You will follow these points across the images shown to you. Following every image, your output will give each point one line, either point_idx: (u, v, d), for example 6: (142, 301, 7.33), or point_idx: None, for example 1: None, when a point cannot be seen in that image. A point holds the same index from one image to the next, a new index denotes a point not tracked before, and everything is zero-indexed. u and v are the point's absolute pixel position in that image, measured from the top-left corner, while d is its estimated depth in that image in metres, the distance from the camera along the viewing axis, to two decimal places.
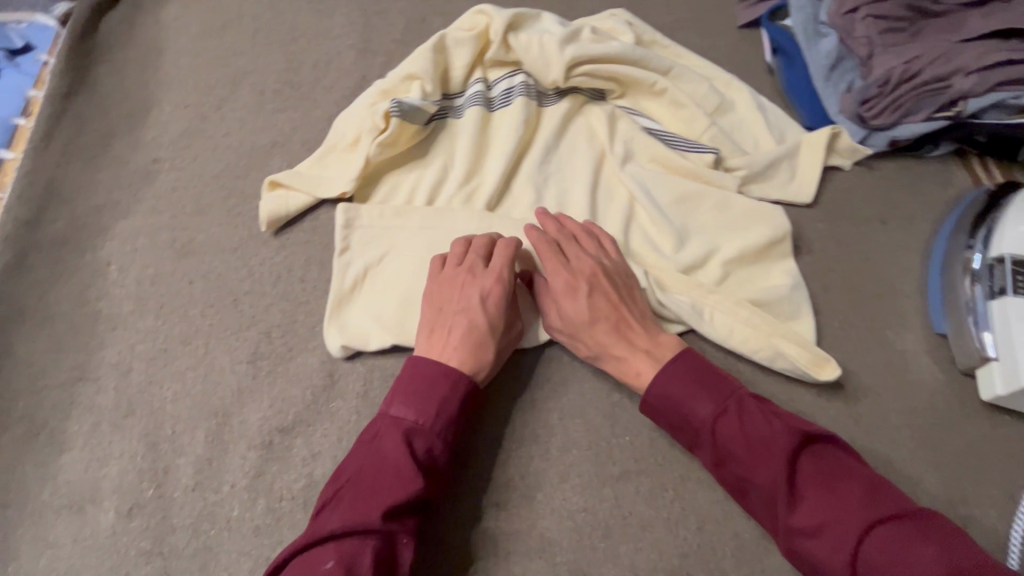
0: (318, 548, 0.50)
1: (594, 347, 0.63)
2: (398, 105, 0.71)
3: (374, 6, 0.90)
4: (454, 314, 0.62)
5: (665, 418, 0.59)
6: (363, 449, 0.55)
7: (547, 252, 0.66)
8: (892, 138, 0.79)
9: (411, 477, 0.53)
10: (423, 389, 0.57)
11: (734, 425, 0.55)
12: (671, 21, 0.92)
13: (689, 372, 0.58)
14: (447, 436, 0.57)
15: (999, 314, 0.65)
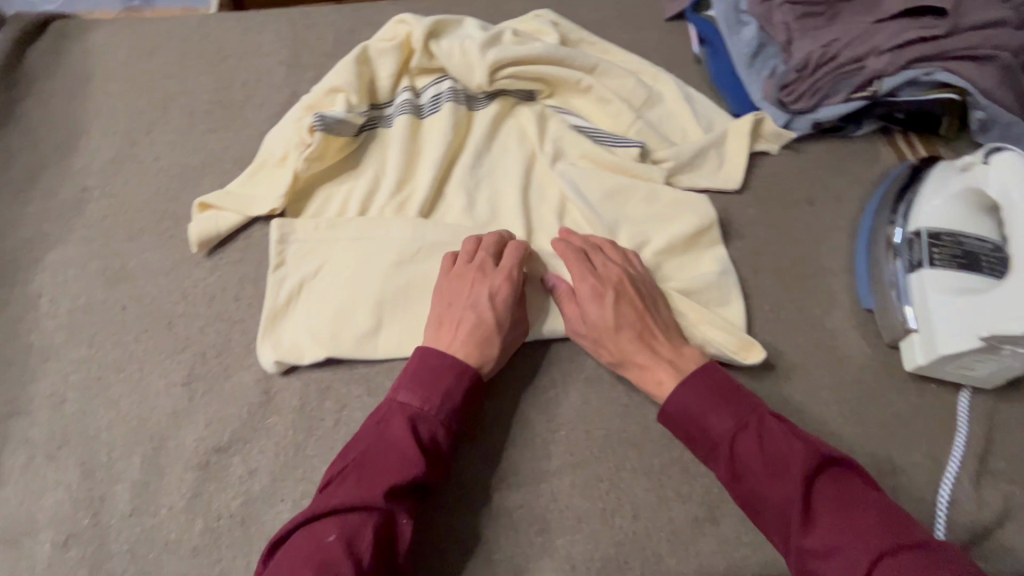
0: (320, 522, 0.52)
1: (613, 351, 0.64)
2: (320, 119, 0.72)
3: (303, 20, 0.91)
4: (462, 311, 0.64)
5: (681, 429, 0.59)
6: (371, 432, 0.57)
7: (574, 258, 0.68)
8: (815, 121, 0.80)
9: (413, 463, 0.55)
10: (429, 377, 0.59)
11: (752, 441, 0.55)
12: (599, 20, 0.94)
13: (710, 387, 0.59)
14: (450, 424, 0.59)
15: (918, 286, 0.67)
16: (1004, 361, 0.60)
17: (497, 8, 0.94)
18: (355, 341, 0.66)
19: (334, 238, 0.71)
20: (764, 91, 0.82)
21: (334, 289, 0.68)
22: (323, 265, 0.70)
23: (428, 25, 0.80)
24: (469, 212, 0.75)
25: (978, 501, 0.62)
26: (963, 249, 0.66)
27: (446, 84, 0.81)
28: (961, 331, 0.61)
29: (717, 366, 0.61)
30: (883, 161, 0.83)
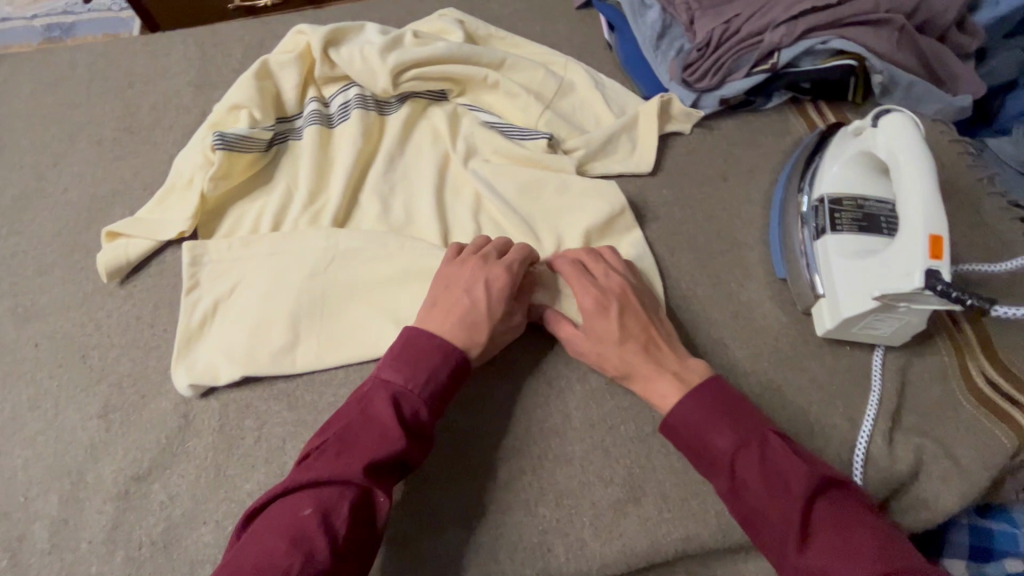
0: (296, 495, 0.51)
1: (617, 364, 0.62)
2: (221, 138, 0.72)
3: (211, 39, 0.91)
4: (457, 297, 0.63)
5: (681, 440, 0.58)
6: (354, 408, 0.56)
7: (571, 271, 0.67)
8: (721, 97, 0.81)
9: (394, 440, 0.54)
10: (414, 355, 0.59)
11: (755, 460, 0.53)
12: (509, 14, 0.94)
13: (712, 403, 0.57)
14: (433, 403, 0.58)
15: (823, 252, 0.68)
16: (902, 318, 0.62)
17: (407, 11, 0.94)
18: (271, 357, 0.66)
19: (246, 255, 0.71)
20: (670, 73, 0.84)
21: (249, 306, 0.68)
22: (237, 283, 0.70)
23: (325, 34, 0.80)
24: (384, 217, 0.75)
25: (893, 456, 0.63)
26: (863, 212, 0.68)
27: (352, 91, 0.80)
28: (858, 293, 0.63)
29: (722, 381, 0.59)
30: (794, 130, 0.84)
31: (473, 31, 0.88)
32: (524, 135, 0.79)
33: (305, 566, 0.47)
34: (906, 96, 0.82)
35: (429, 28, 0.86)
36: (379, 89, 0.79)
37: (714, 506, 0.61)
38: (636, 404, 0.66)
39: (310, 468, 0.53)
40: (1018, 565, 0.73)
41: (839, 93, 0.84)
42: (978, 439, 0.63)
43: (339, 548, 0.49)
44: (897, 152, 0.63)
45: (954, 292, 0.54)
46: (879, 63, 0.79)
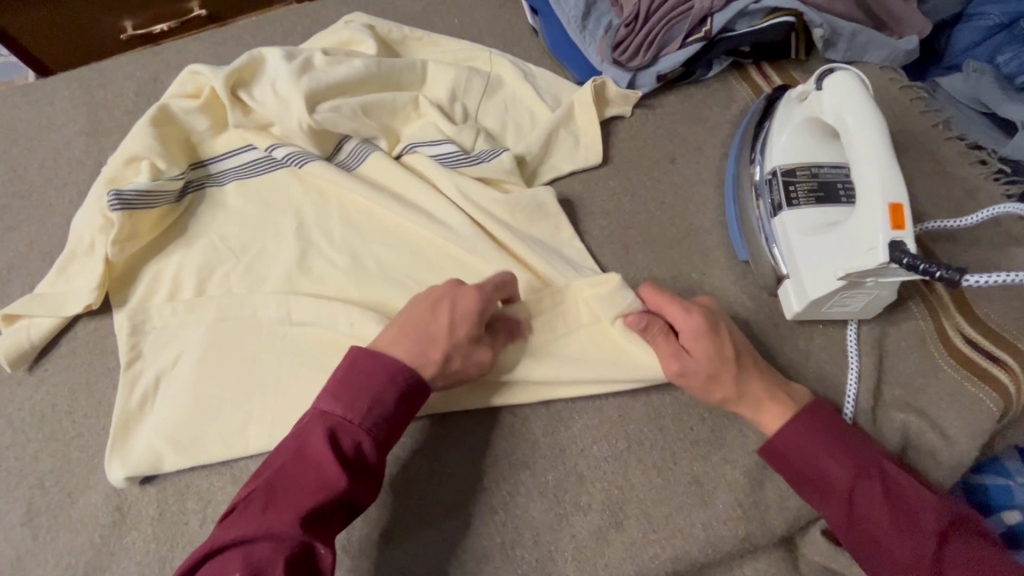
0: (222, 561, 0.44)
1: (728, 390, 0.57)
2: (117, 197, 0.64)
3: (99, 80, 0.82)
4: (417, 314, 0.56)
5: (790, 469, 0.56)
6: (288, 447, 0.49)
7: (666, 298, 0.60)
8: (658, 73, 0.76)
9: (334, 481, 0.47)
10: (354, 382, 0.52)
11: (876, 490, 0.52)
12: (422, 9, 0.87)
13: (824, 432, 0.55)
14: (379, 433, 0.51)
15: (781, 230, 0.64)
16: (872, 292, 0.58)
17: (312, 21, 0.87)
18: (214, 431, 0.60)
19: (185, 323, 0.65)
20: (600, 54, 0.78)
21: (188, 381, 0.62)
22: (181, 353, 0.63)
23: (228, 76, 0.71)
24: (312, 254, 0.68)
25: (877, 437, 0.60)
26: (818, 181, 0.64)
27: (278, 152, 0.72)
28: (823, 273, 0.59)
29: (825, 406, 0.57)
30: (740, 97, 0.79)
31: (385, 35, 0.80)
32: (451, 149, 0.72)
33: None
34: (852, 45, 0.78)
35: (336, 38, 0.78)
36: (296, 127, 0.71)
37: (700, 519, 0.58)
38: (606, 420, 0.62)
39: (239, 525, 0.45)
40: (1014, 517, 0.70)
41: (781, 53, 0.79)
42: (961, 405, 0.60)
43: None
44: (845, 115, 0.59)
45: (921, 264, 0.50)
46: (818, 16, 0.74)
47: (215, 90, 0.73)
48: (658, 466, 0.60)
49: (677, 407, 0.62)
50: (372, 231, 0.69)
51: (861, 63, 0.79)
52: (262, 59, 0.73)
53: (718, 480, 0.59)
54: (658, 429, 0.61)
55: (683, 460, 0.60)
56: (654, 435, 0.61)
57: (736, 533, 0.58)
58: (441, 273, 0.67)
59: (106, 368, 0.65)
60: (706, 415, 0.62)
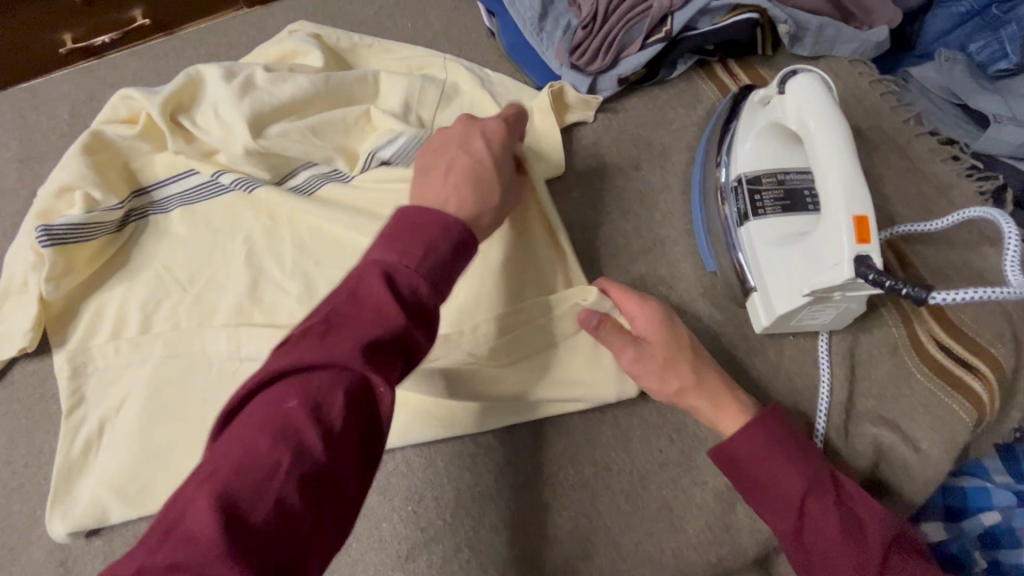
0: (273, 386, 0.37)
1: (686, 375, 0.56)
2: (46, 233, 0.60)
3: (30, 101, 0.77)
4: (455, 152, 0.54)
5: (742, 476, 0.53)
6: (339, 283, 0.41)
7: (620, 291, 0.59)
8: (618, 77, 0.72)
9: (394, 317, 0.39)
10: (411, 221, 0.43)
11: (829, 506, 0.50)
12: (373, 14, 0.83)
13: (780, 441, 0.52)
14: (444, 275, 0.42)
15: (747, 240, 0.62)
16: (841, 305, 0.56)
17: (257, 30, 0.82)
18: (162, 477, 0.57)
19: (129, 363, 0.61)
20: (558, 58, 0.75)
21: (133, 425, 0.59)
22: (128, 396, 0.60)
23: (165, 101, 0.67)
24: (259, 284, 0.65)
25: (850, 452, 0.59)
26: (784, 188, 0.62)
27: (226, 178, 0.67)
28: (790, 286, 0.57)
29: (781, 414, 0.55)
30: (705, 97, 0.76)
31: (333, 45, 0.76)
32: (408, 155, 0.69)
33: (293, 467, 0.34)
34: (818, 40, 0.75)
35: (279, 50, 0.74)
36: (242, 152, 0.67)
37: (670, 545, 0.56)
38: (573, 445, 0.60)
39: (290, 352, 0.38)
40: (993, 518, 0.69)
41: (746, 49, 0.75)
42: (935, 416, 0.59)
43: (337, 445, 0.36)
44: (807, 119, 0.56)
45: (885, 280, 0.48)
46: (782, 11, 0.71)
47: (150, 114, 0.68)
48: (627, 492, 0.58)
49: (646, 430, 0.60)
50: (326, 254, 0.66)
51: (829, 58, 0.77)
52: (200, 79, 0.68)
53: (689, 504, 0.57)
54: (627, 453, 0.59)
55: (652, 484, 0.58)
56: (622, 460, 0.59)
57: (707, 558, 0.56)
58: None
59: (46, 414, 0.61)
60: (676, 436, 0.60)
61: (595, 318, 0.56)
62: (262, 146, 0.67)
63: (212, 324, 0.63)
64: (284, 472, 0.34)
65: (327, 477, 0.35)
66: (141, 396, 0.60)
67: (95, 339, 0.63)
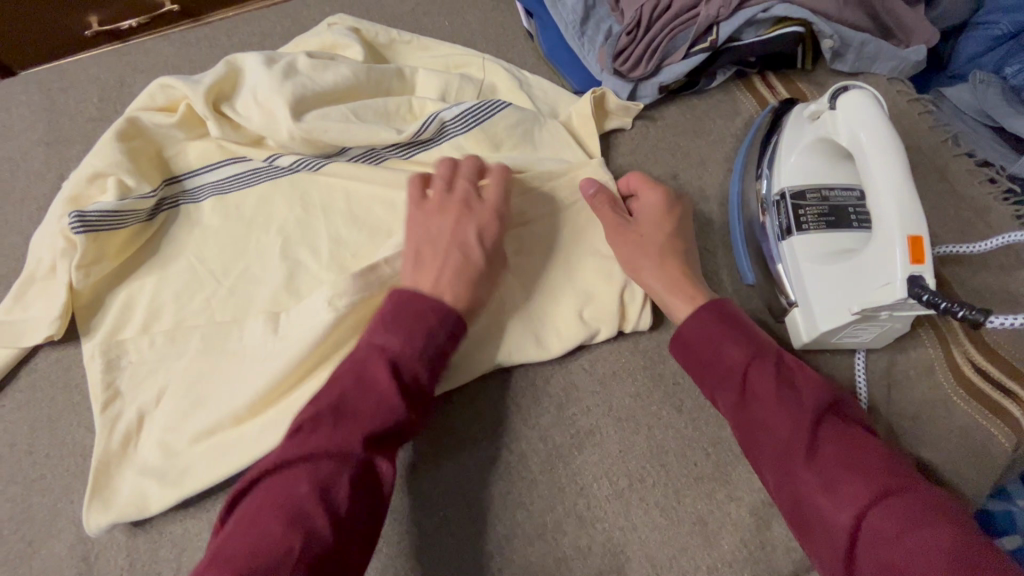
0: (287, 471, 0.46)
1: (651, 259, 0.61)
2: (79, 219, 0.59)
3: (58, 83, 0.76)
4: (445, 248, 0.58)
5: (693, 353, 0.56)
6: (346, 374, 0.51)
7: (641, 177, 0.66)
8: (660, 84, 0.72)
9: (394, 407, 0.49)
10: (409, 316, 0.53)
11: (769, 371, 0.52)
12: (409, 10, 0.82)
13: (723, 320, 0.55)
14: (435, 366, 0.53)
15: (790, 255, 0.61)
16: (884, 324, 0.56)
17: (292, 21, 0.81)
18: (196, 471, 0.56)
19: (154, 357, 0.60)
20: (600, 63, 0.74)
21: (162, 418, 0.58)
22: (162, 389, 0.59)
23: (207, 91, 0.65)
24: (291, 279, 0.63)
25: None
26: (828, 204, 0.61)
27: (281, 161, 0.68)
28: (835, 302, 0.56)
29: (735, 307, 0.58)
30: (744, 109, 0.75)
31: (372, 40, 0.75)
32: (450, 135, 0.68)
33: (307, 549, 0.42)
34: (860, 56, 0.74)
35: (319, 42, 0.73)
36: (286, 137, 0.65)
37: (705, 561, 0.55)
38: (607, 455, 0.59)
39: (303, 440, 0.47)
40: (1014, 541, 0.69)
41: (786, 63, 0.75)
42: (972, 440, 0.58)
43: (342, 525, 0.45)
44: (859, 133, 0.56)
45: (940, 301, 0.48)
46: (828, 26, 0.70)
47: (189, 103, 0.67)
48: (661, 506, 0.57)
49: (681, 444, 0.59)
50: (358, 252, 0.65)
51: (868, 75, 0.76)
52: (243, 68, 0.67)
53: (723, 519, 0.57)
54: (661, 465, 0.59)
55: (687, 498, 0.58)
56: (656, 472, 0.58)
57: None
58: None
59: (69, 404, 0.60)
60: (710, 450, 0.59)
61: (594, 187, 0.64)
62: (303, 126, 0.65)
63: (243, 317, 0.62)
64: (297, 555, 0.42)
65: (339, 552, 0.44)
66: (168, 390, 0.59)
67: (123, 331, 0.61)
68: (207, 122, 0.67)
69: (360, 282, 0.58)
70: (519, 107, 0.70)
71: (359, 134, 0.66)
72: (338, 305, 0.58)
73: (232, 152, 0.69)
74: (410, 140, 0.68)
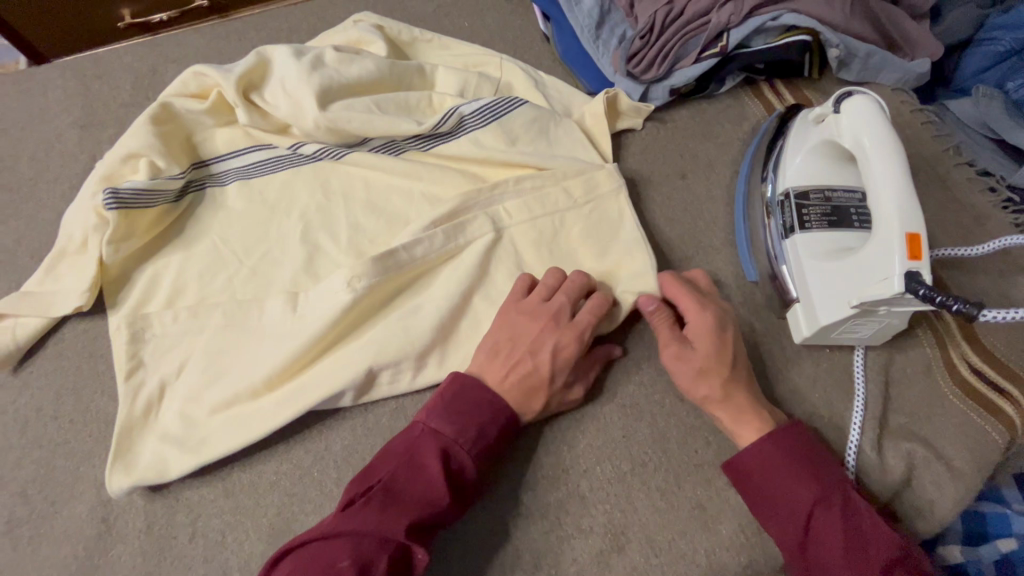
0: (331, 543, 0.48)
1: (713, 389, 0.58)
2: (113, 195, 0.62)
3: (93, 70, 0.79)
4: (522, 355, 0.58)
5: (751, 480, 0.56)
6: (400, 453, 0.54)
7: (673, 280, 0.63)
8: (671, 87, 0.75)
9: (438, 497, 0.51)
10: (466, 406, 0.56)
11: (835, 519, 0.52)
12: (431, 11, 0.86)
13: (787, 452, 0.55)
14: (482, 460, 0.55)
15: (792, 252, 0.64)
16: (882, 321, 0.58)
17: (318, 18, 0.85)
18: (214, 440, 0.58)
19: (176, 331, 0.62)
20: (613, 65, 0.77)
21: (183, 390, 0.60)
22: (186, 361, 0.61)
23: (238, 79, 0.68)
24: (311, 262, 0.66)
25: (884, 467, 0.60)
26: (831, 205, 0.63)
27: (306, 149, 0.71)
28: (836, 297, 0.58)
29: (804, 432, 0.57)
30: (752, 114, 0.78)
31: (395, 38, 0.79)
32: (468, 130, 0.71)
33: None
34: (865, 66, 0.77)
35: (345, 38, 0.77)
36: (314, 127, 0.68)
37: (702, 544, 0.57)
38: (610, 440, 0.61)
39: (350, 516, 0.49)
40: (1011, 544, 0.70)
41: (794, 70, 0.78)
42: (967, 436, 0.60)
43: None
44: (862, 138, 0.58)
45: (936, 296, 0.49)
46: (835, 36, 0.73)
47: (221, 92, 0.70)
48: (662, 490, 0.59)
49: (683, 432, 0.61)
50: (375, 238, 0.67)
51: (873, 85, 0.78)
52: (274, 61, 0.71)
53: (721, 505, 0.58)
54: (662, 451, 0.60)
55: (687, 484, 0.59)
56: (658, 456, 0.60)
57: (740, 560, 0.57)
58: (443, 281, 0.63)
59: (94, 372, 0.62)
60: (711, 437, 0.61)
61: (651, 306, 0.62)
62: (328, 116, 0.68)
63: (264, 296, 0.64)
64: None
65: None
66: (190, 364, 0.61)
67: (148, 305, 0.64)
68: (236, 110, 0.70)
69: (378, 265, 0.61)
70: (535, 106, 0.73)
71: (377, 125, 0.69)
72: (356, 287, 0.60)
73: (258, 139, 0.72)
74: (429, 132, 0.71)
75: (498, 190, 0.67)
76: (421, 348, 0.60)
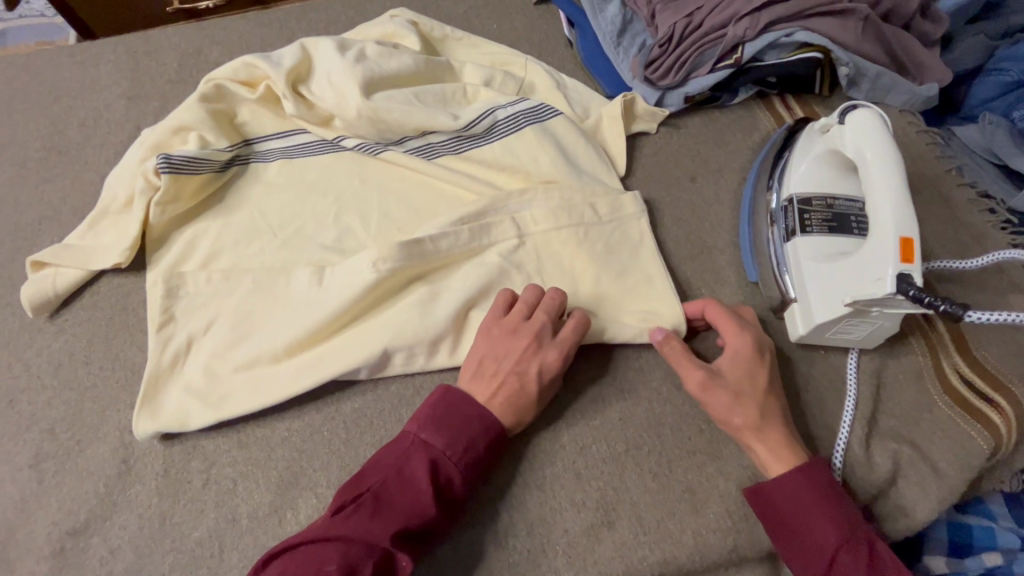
0: (319, 546, 0.50)
1: (749, 416, 0.59)
2: (166, 160, 0.66)
3: (143, 47, 0.85)
4: (505, 375, 0.60)
5: (778, 516, 0.57)
6: (391, 461, 0.56)
7: (716, 306, 0.64)
8: (685, 94, 0.78)
9: (425, 507, 0.53)
10: (455, 419, 0.58)
11: (859, 562, 0.54)
12: (462, 12, 0.90)
13: (816, 493, 0.56)
14: (470, 472, 0.57)
15: (793, 254, 0.67)
16: (875, 322, 0.61)
17: (356, 12, 0.90)
18: (235, 396, 0.61)
19: (203, 292, 0.66)
20: (632, 71, 0.81)
21: (206, 346, 0.64)
22: (212, 321, 0.64)
23: (289, 73, 0.73)
24: (335, 237, 0.70)
25: (870, 465, 0.62)
26: (833, 211, 0.66)
27: (346, 142, 0.74)
28: (831, 299, 0.61)
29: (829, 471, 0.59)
30: (762, 125, 0.81)
31: (427, 33, 0.83)
32: (499, 134, 0.75)
33: None
34: (874, 85, 0.80)
35: (381, 31, 0.81)
36: (354, 116, 0.72)
37: (690, 526, 0.59)
38: (607, 422, 0.63)
39: (338, 522, 0.52)
40: (995, 559, 0.71)
41: (805, 86, 0.81)
42: (954, 442, 0.62)
43: None
44: (864, 150, 0.61)
45: (925, 296, 0.52)
46: (846, 55, 0.76)
47: (270, 84, 0.75)
48: (654, 472, 0.61)
49: (677, 419, 0.64)
50: (397, 219, 0.71)
51: (882, 105, 0.81)
52: (316, 50, 0.75)
53: (711, 490, 0.61)
54: (657, 436, 0.63)
55: (679, 468, 0.62)
56: (652, 440, 0.63)
57: (725, 544, 0.59)
58: (458, 259, 0.67)
59: (126, 324, 0.66)
60: (704, 426, 0.64)
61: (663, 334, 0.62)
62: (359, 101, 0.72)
63: (289, 264, 0.68)
64: None
65: None
66: (214, 322, 0.64)
67: (180, 266, 0.68)
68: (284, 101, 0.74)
69: (404, 251, 0.64)
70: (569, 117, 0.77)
71: (417, 117, 0.73)
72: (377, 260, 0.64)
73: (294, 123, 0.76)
74: (462, 130, 0.74)
75: (526, 197, 0.70)
76: (433, 320, 0.64)
